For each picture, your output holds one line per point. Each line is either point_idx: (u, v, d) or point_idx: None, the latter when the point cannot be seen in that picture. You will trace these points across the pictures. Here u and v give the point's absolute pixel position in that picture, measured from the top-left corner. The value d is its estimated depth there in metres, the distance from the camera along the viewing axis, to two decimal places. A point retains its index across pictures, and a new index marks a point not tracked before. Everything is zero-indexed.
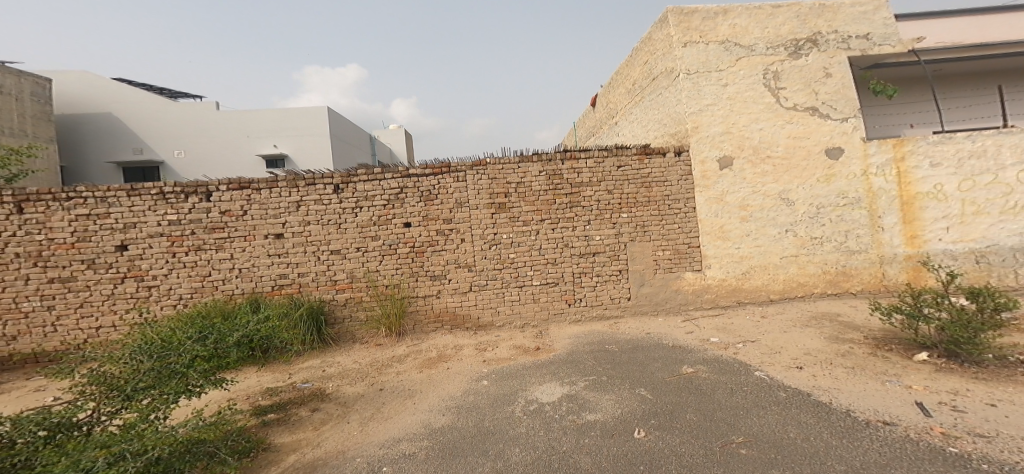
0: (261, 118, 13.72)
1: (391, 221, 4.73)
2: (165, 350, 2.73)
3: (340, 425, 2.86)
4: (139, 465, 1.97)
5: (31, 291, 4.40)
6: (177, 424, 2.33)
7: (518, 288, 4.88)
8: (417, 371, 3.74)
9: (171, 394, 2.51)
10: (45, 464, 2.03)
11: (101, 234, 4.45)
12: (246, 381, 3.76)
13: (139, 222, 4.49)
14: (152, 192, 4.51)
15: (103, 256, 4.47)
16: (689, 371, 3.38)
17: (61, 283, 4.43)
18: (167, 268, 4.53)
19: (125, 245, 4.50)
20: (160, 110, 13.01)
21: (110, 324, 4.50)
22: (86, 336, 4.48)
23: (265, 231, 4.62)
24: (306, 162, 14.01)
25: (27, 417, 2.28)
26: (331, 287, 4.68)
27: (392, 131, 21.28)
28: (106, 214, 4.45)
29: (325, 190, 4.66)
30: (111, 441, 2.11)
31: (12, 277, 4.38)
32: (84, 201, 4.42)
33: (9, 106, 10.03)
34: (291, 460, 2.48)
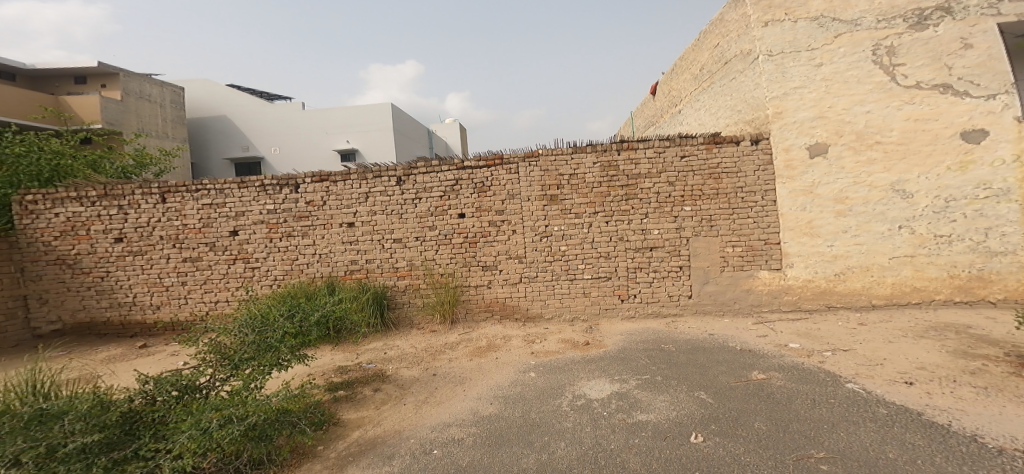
0: (336, 116, 14.89)
1: (447, 211, 4.89)
2: (263, 325, 3.12)
3: (397, 406, 3.05)
4: (241, 429, 2.25)
5: (171, 268, 5.24)
6: (269, 394, 2.64)
7: (565, 281, 4.82)
8: (468, 359, 3.86)
9: (269, 366, 2.84)
10: (177, 420, 2.42)
11: (220, 220, 5.16)
12: (322, 358, 4.16)
13: (245, 211, 5.14)
14: (256, 185, 5.12)
15: (220, 240, 5.18)
16: (759, 377, 3.11)
17: (191, 262, 5.22)
18: (266, 252, 5.13)
19: (236, 230, 5.17)
20: (261, 113, 14.72)
21: (224, 299, 5.22)
22: (208, 309, 5.25)
23: (340, 220, 5.03)
24: (373, 155, 14.97)
25: (165, 377, 2.69)
26: (392, 274, 4.98)
27: (449, 127, 21.87)
28: (224, 204, 5.15)
29: (389, 182, 4.95)
30: (222, 405, 2.43)
31: (157, 256, 5.24)
32: (208, 192, 5.15)
33: (154, 112, 12.90)
34: (355, 435, 2.69)
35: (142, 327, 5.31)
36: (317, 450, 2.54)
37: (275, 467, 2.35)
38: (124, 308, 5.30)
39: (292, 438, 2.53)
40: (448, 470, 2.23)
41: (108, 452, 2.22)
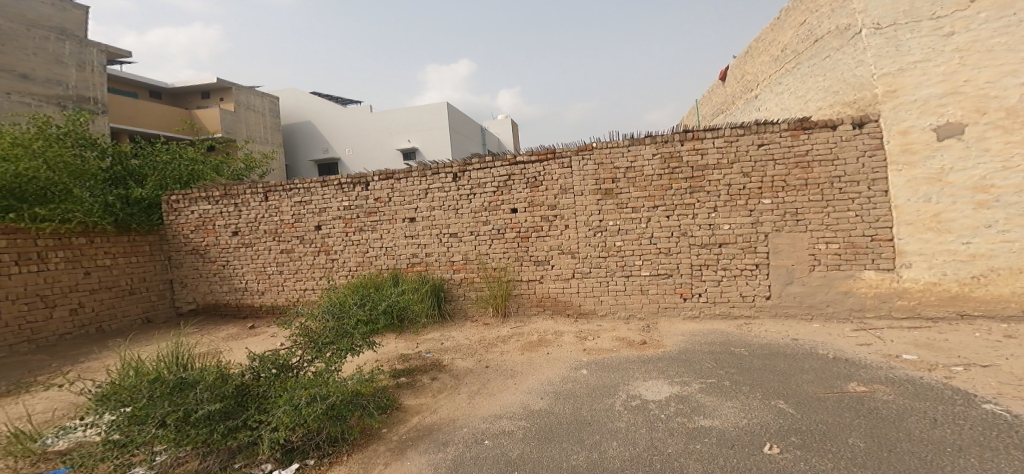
0: (399, 116, 15.70)
1: (500, 207, 4.95)
2: (340, 313, 3.49)
3: (452, 395, 3.17)
4: (324, 407, 2.40)
5: (271, 260, 5.91)
6: (345, 377, 2.83)
7: (617, 278, 4.65)
8: (519, 353, 3.89)
9: (346, 351, 3.02)
10: (275, 396, 2.60)
11: (308, 215, 5.73)
12: (388, 346, 4.44)
13: (327, 207, 5.65)
14: (336, 183, 5.59)
15: (308, 234, 5.74)
16: (862, 390, 2.75)
17: (286, 254, 5.85)
18: (343, 245, 5.59)
19: (320, 225, 5.70)
20: (339, 117, 16.00)
21: (311, 287, 5.80)
22: (299, 296, 5.86)
23: (403, 215, 5.31)
24: (432, 153, 15.55)
25: (269, 355, 2.90)
26: (449, 268, 5.17)
27: (500, 124, 22.13)
28: (311, 201, 5.70)
29: (446, 179, 5.12)
30: (309, 383, 2.59)
31: (263, 248, 5.93)
32: (299, 191, 5.74)
33: (255, 120, 14.84)
34: (415, 421, 2.84)
35: (252, 310, 6.07)
36: (381, 433, 2.72)
37: (347, 446, 2.53)
38: (240, 292, 6.10)
39: (363, 419, 2.72)
40: (498, 460, 2.26)
41: (223, 421, 2.43)
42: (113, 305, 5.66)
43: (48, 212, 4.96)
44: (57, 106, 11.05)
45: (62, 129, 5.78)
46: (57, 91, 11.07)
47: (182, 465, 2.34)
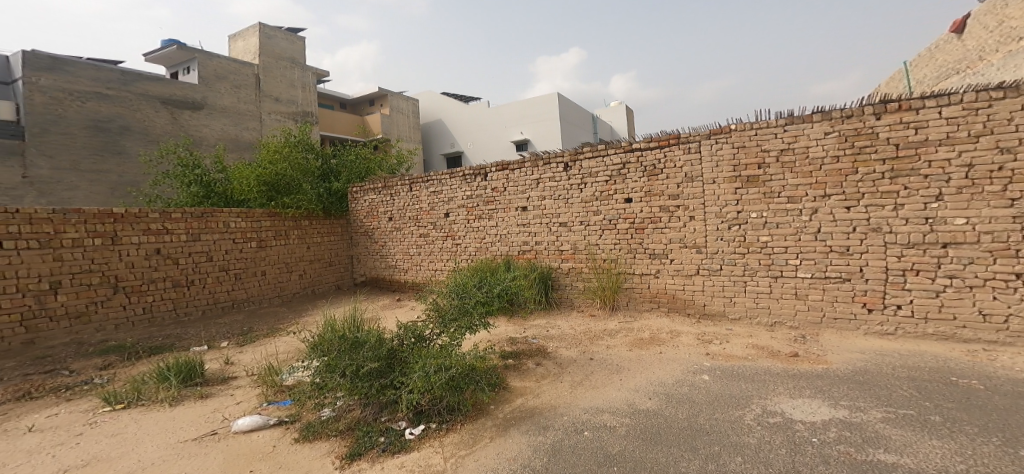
0: (511, 109, 16.22)
1: (613, 196, 4.81)
2: (463, 293, 3.88)
3: (554, 382, 3.24)
4: (447, 377, 2.68)
5: (414, 242, 6.88)
6: (464, 352, 3.09)
7: (753, 277, 4.13)
8: (627, 349, 3.77)
9: (465, 328, 3.31)
10: (411, 361, 2.97)
11: (440, 203, 6.44)
12: (500, 328, 4.72)
13: (454, 196, 6.25)
14: (462, 174, 6.10)
15: (441, 220, 6.46)
16: None
17: (423, 238, 6.73)
18: (466, 231, 6.11)
19: (448, 212, 6.35)
20: (466, 114, 17.37)
21: (441, 268, 6.58)
22: (432, 276, 6.71)
23: (517, 204, 5.54)
24: (541, 141, 15.69)
25: (411, 325, 3.33)
26: (558, 257, 5.24)
27: (614, 110, 21.14)
28: (442, 191, 6.40)
29: (557, 168, 5.17)
30: (439, 354, 2.89)
31: (409, 232, 6.95)
32: (434, 183, 6.50)
33: (404, 121, 17.26)
34: (518, 402, 2.99)
35: (402, 284, 7.21)
36: (489, 408, 2.94)
37: (462, 416, 2.81)
38: (393, 268, 7.33)
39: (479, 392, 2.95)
40: (597, 453, 2.25)
41: (378, 378, 2.89)
42: (315, 275, 7.41)
43: (289, 201, 7.06)
44: (293, 120, 15.67)
45: (298, 139, 8.19)
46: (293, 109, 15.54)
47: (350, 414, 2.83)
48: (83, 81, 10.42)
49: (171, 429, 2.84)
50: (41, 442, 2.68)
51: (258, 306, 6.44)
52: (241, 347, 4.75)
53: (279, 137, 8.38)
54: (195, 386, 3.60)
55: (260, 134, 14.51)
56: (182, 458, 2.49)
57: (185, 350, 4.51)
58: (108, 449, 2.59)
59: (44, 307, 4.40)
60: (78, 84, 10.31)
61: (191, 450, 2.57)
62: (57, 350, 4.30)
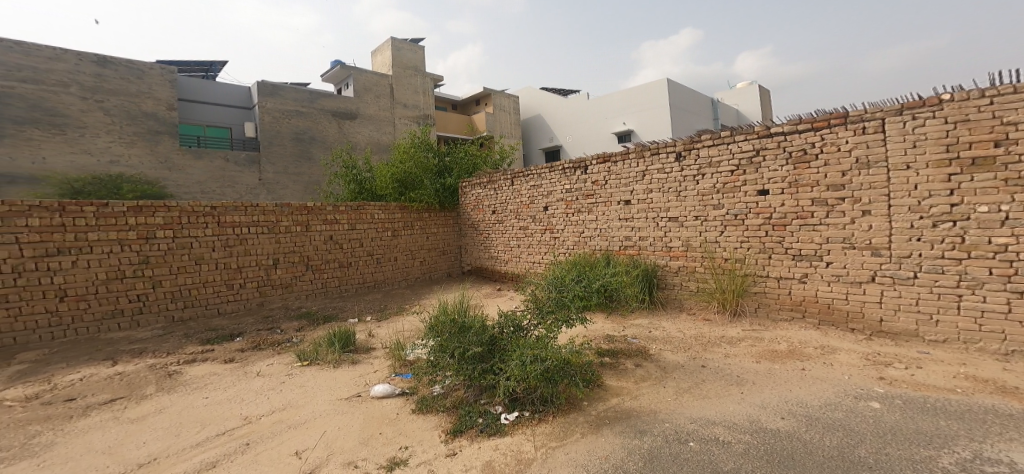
0: (616, 99, 15.59)
1: (740, 188, 4.40)
2: (562, 288, 3.96)
3: (656, 386, 3.07)
4: (542, 368, 2.71)
5: (515, 235, 7.17)
6: (560, 344, 3.09)
7: (978, 291, 3.20)
8: (754, 360, 3.38)
9: (562, 321, 3.30)
10: (509, 350, 3.07)
11: (539, 197, 6.65)
12: (596, 324, 4.63)
13: (553, 191, 6.41)
14: (561, 168, 6.27)
15: (539, 214, 6.67)
16: None
17: (522, 231, 7.00)
18: (564, 225, 6.23)
19: (546, 206, 6.53)
20: (565, 108, 17.36)
21: (538, 260, 6.78)
22: (528, 266, 6.98)
23: (619, 198, 5.49)
24: (648, 133, 14.81)
25: (510, 314, 3.45)
26: (665, 254, 5.02)
27: (745, 89, 19.21)
28: (540, 185, 6.60)
29: (668, 158, 4.95)
30: (535, 345, 2.94)
31: (510, 224, 7.25)
32: (534, 177, 6.72)
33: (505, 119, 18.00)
34: (613, 402, 2.91)
35: (505, 276, 7.55)
36: (583, 404, 2.92)
37: (554, 408, 2.83)
38: (495, 259, 7.75)
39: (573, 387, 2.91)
40: (702, 467, 2.07)
41: (480, 362, 3.07)
42: (431, 263, 8.20)
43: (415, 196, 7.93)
44: (416, 123, 18.10)
45: (420, 141, 9.05)
46: (416, 113, 18.03)
47: (456, 393, 3.10)
48: (289, 102, 14.63)
49: (333, 387, 3.50)
50: (263, 384, 3.61)
51: (391, 287, 7.51)
52: (378, 323, 5.56)
53: (405, 139, 9.42)
54: (349, 352, 4.33)
55: (395, 136, 17.47)
56: (337, 413, 3.01)
57: (344, 321, 5.63)
58: (296, 398, 3.31)
59: (269, 277, 6.07)
60: (287, 104, 14.53)
61: (343, 408, 3.09)
62: (275, 311, 5.90)
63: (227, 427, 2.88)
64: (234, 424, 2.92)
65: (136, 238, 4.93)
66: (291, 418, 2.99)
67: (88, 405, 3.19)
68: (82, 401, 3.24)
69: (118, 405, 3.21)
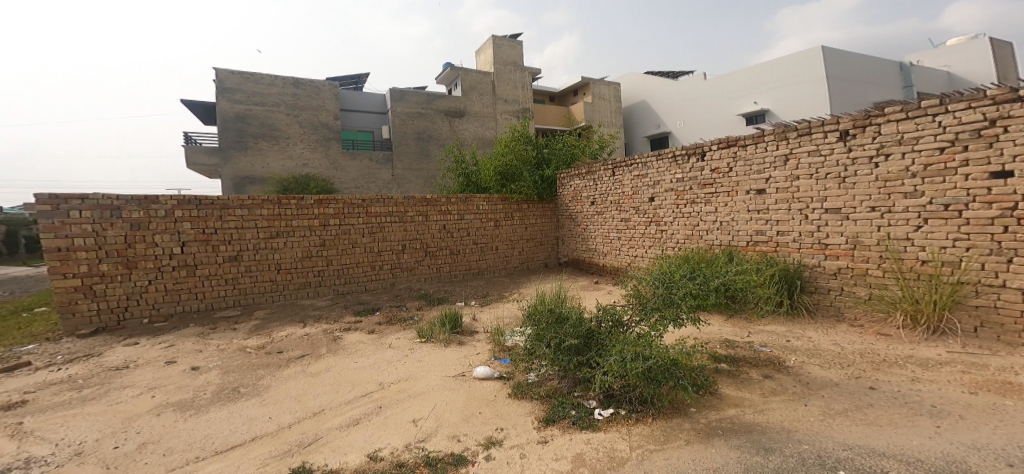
0: (750, 76, 14.15)
1: (952, 170, 3.49)
2: (670, 282, 3.68)
3: (794, 403, 2.71)
4: (643, 367, 2.56)
5: (616, 226, 7.07)
6: (666, 344, 2.90)
7: None
8: (967, 391, 2.65)
9: (669, 319, 3.09)
10: (609, 345, 2.98)
11: (643, 187, 6.49)
12: (713, 327, 4.31)
13: (661, 180, 6.19)
14: (669, 156, 6.04)
15: (642, 205, 6.51)
16: None
17: (625, 223, 6.86)
18: (673, 217, 6.02)
19: (653, 197, 6.34)
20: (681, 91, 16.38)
21: (641, 254, 6.61)
22: (631, 260, 6.84)
23: (748, 186, 5.04)
24: (796, 111, 13.08)
25: (609, 308, 3.35)
26: (817, 251, 4.41)
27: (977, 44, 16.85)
28: (647, 175, 6.41)
29: (826, 138, 4.31)
30: (636, 343, 2.79)
31: (611, 216, 7.15)
32: (637, 166, 6.57)
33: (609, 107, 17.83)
34: (730, 413, 2.64)
35: (610, 270, 7.30)
36: (690, 411, 2.71)
37: (653, 411, 2.68)
38: (592, 251, 7.73)
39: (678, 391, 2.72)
40: None
41: (577, 355, 3.03)
42: (530, 253, 8.37)
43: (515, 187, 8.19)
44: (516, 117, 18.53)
45: (520, 133, 9.20)
46: (516, 107, 18.47)
47: (549, 382, 3.17)
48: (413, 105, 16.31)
49: (446, 364, 3.82)
50: (393, 355, 4.13)
51: (493, 275, 7.89)
52: (481, 307, 5.92)
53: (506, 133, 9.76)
54: (456, 334, 4.67)
55: (497, 131, 18.09)
56: (446, 389, 3.27)
57: (452, 304, 6.12)
58: (420, 370, 3.70)
59: (399, 261, 6.96)
60: (410, 106, 16.24)
61: (451, 385, 3.35)
62: (402, 291, 6.76)
63: (373, 385, 3.44)
64: (372, 388, 3.39)
65: (318, 224, 6.25)
66: (410, 388, 3.35)
67: (290, 358, 4.15)
68: (285, 354, 4.24)
69: (302, 361, 4.06)
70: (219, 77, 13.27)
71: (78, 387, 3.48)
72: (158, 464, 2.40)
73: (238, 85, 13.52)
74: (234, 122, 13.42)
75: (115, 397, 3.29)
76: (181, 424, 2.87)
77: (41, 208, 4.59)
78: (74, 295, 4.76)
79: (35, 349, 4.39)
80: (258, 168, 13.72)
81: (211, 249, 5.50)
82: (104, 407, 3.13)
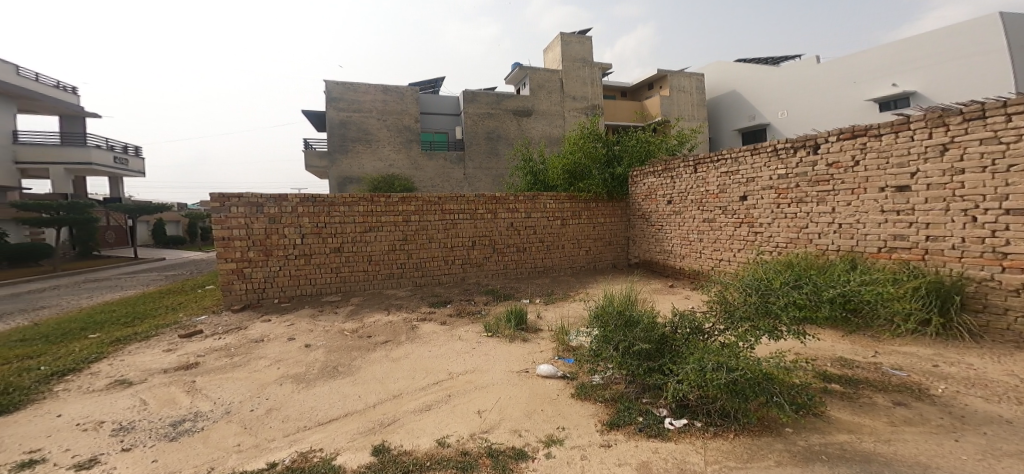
0: (885, 55, 14.23)
1: None
2: (764, 291, 3.55)
3: (936, 437, 2.34)
4: (729, 379, 2.40)
5: (695, 226, 6.80)
6: (760, 356, 2.67)
7: None
8: None
9: (762, 330, 2.88)
10: (688, 352, 2.84)
11: (732, 185, 6.16)
12: (822, 343, 3.87)
13: (756, 177, 5.81)
14: (768, 150, 5.64)
15: (731, 204, 6.19)
16: None
17: (708, 224, 6.55)
18: (771, 217, 5.62)
19: (745, 195, 5.98)
20: (797, 76, 16.65)
21: (728, 258, 6.26)
22: (715, 264, 6.50)
23: (882, 182, 4.48)
24: (940, 94, 12.94)
25: (687, 315, 3.19)
26: (982, 262, 3.73)
27: None
28: (737, 171, 6.07)
29: (1010, 123, 3.56)
30: (719, 352, 2.64)
31: (689, 216, 6.90)
32: (725, 161, 6.23)
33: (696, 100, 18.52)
34: (841, 439, 2.36)
35: (691, 275, 6.91)
36: (785, 431, 2.47)
37: (736, 426, 2.49)
38: (667, 253, 7.44)
39: (768, 408, 2.48)
40: None
41: (647, 360, 2.94)
42: (598, 253, 8.24)
43: (583, 186, 8.06)
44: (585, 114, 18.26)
45: (589, 130, 8.90)
46: (585, 104, 18.18)
47: (614, 386, 3.10)
48: (482, 105, 16.77)
49: (513, 360, 3.91)
50: (462, 347, 4.32)
51: (559, 273, 7.88)
52: (546, 305, 5.95)
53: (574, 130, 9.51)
54: (521, 330, 4.76)
55: (565, 129, 17.97)
56: (511, 385, 3.34)
57: (518, 300, 6.24)
58: (495, 363, 3.85)
59: (469, 256, 7.24)
60: (479, 108, 16.71)
61: (515, 380, 3.43)
62: (472, 285, 7.03)
63: (452, 372, 3.68)
64: (442, 377, 3.59)
65: (401, 220, 6.77)
66: (476, 380, 3.48)
67: (377, 342, 4.58)
68: (373, 339, 4.68)
69: (385, 347, 4.45)
70: (329, 89, 15.03)
71: (231, 355, 4.28)
72: (279, 429, 2.81)
73: (343, 94, 15.15)
74: (338, 128, 15.06)
75: (251, 367, 3.95)
76: (297, 394, 3.34)
77: (215, 206, 5.82)
78: (231, 276, 5.97)
79: (208, 320, 5.56)
80: (355, 169, 15.26)
81: (322, 241, 6.35)
82: (246, 374, 3.78)
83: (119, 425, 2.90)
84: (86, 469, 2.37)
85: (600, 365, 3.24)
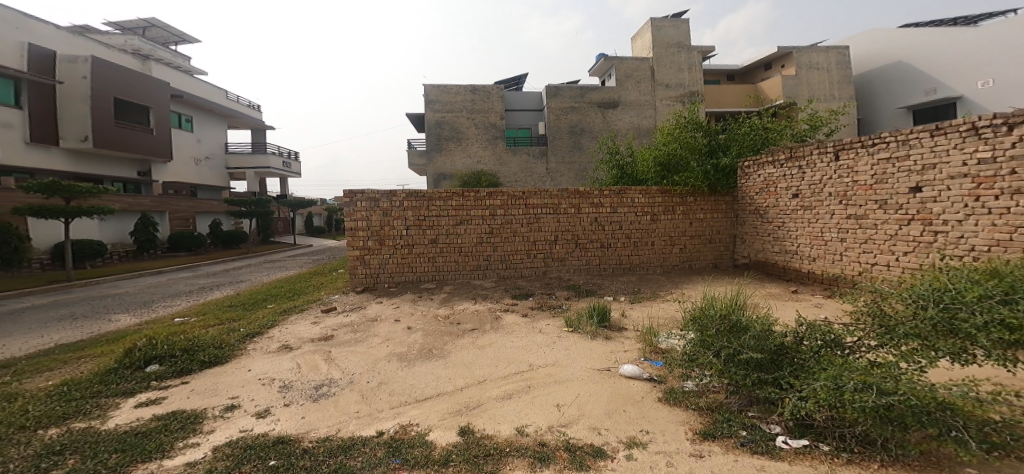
0: None
1: None
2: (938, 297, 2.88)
3: None
4: (880, 401, 2.15)
5: (833, 224, 6.09)
6: (938, 384, 2.33)
7: None
8: None
9: (953, 353, 2.51)
10: (820, 367, 2.61)
11: (898, 175, 5.33)
12: None
13: (936, 163, 4.96)
14: (961, 129, 4.71)
15: (895, 197, 5.37)
16: None
17: (856, 220, 5.80)
18: (964, 214, 4.70)
19: (918, 186, 5.13)
20: (995, 38, 13.96)
21: (886, 262, 5.47)
22: (865, 268, 5.72)
23: None
24: None
25: (818, 326, 2.95)
26: None
27: None
28: (906, 157, 5.24)
29: None
30: (866, 370, 2.39)
31: (824, 212, 6.20)
32: (887, 145, 5.43)
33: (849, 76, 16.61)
34: None
35: (829, 280, 6.14)
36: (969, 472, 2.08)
37: (885, 456, 2.21)
38: (789, 254, 6.82)
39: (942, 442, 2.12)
40: None
41: (759, 371, 2.78)
42: (694, 251, 7.73)
43: (679, 179, 7.54)
44: (681, 103, 17.11)
45: (687, 119, 8.46)
46: (681, 92, 17.06)
47: (712, 395, 3.00)
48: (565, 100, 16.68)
49: (596, 357, 3.93)
50: (542, 340, 4.48)
51: (646, 271, 7.58)
52: (631, 304, 5.83)
53: (670, 120, 9.02)
54: (603, 328, 4.75)
55: (656, 119, 17.02)
56: (591, 382, 3.40)
57: (600, 297, 6.22)
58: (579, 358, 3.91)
59: (551, 251, 7.36)
60: (563, 102, 16.64)
61: (595, 377, 3.47)
62: (553, 280, 7.15)
63: (537, 364, 3.85)
64: (523, 367, 3.78)
65: (488, 214, 7.14)
66: (556, 374, 3.61)
67: (465, 329, 4.95)
68: (462, 326, 5.07)
69: (472, 334, 4.79)
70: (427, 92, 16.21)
71: (354, 330, 5.01)
72: (385, 401, 3.24)
73: (438, 96, 16.23)
74: (435, 128, 16.20)
75: (368, 343, 4.57)
76: (401, 371, 3.80)
77: (346, 201, 6.85)
78: (356, 262, 6.93)
79: (340, 299, 6.57)
80: (450, 166, 16.33)
81: (421, 232, 7.00)
82: (365, 349, 4.40)
83: (282, 383, 3.61)
84: (263, 417, 3.02)
85: (695, 372, 3.16)
